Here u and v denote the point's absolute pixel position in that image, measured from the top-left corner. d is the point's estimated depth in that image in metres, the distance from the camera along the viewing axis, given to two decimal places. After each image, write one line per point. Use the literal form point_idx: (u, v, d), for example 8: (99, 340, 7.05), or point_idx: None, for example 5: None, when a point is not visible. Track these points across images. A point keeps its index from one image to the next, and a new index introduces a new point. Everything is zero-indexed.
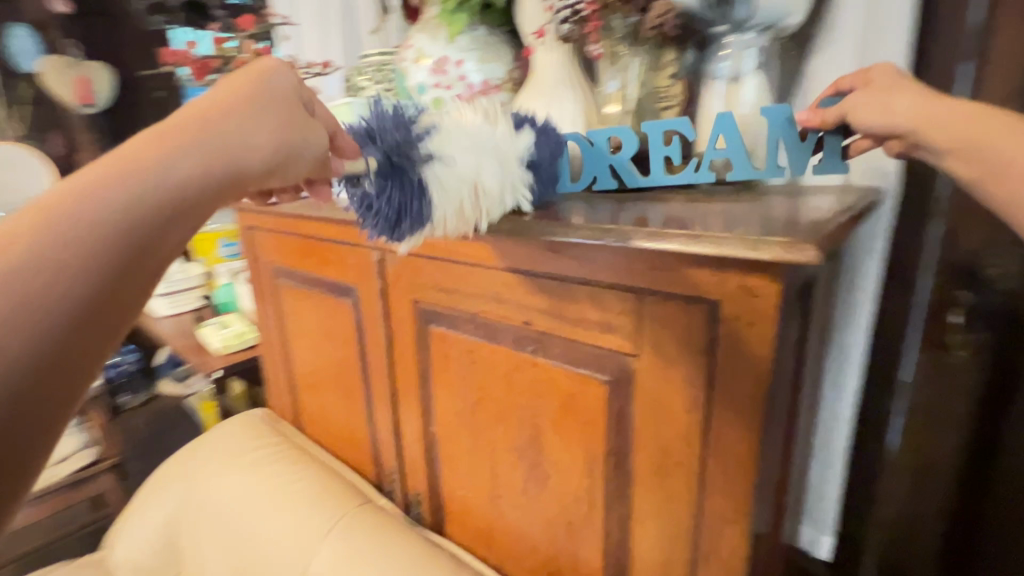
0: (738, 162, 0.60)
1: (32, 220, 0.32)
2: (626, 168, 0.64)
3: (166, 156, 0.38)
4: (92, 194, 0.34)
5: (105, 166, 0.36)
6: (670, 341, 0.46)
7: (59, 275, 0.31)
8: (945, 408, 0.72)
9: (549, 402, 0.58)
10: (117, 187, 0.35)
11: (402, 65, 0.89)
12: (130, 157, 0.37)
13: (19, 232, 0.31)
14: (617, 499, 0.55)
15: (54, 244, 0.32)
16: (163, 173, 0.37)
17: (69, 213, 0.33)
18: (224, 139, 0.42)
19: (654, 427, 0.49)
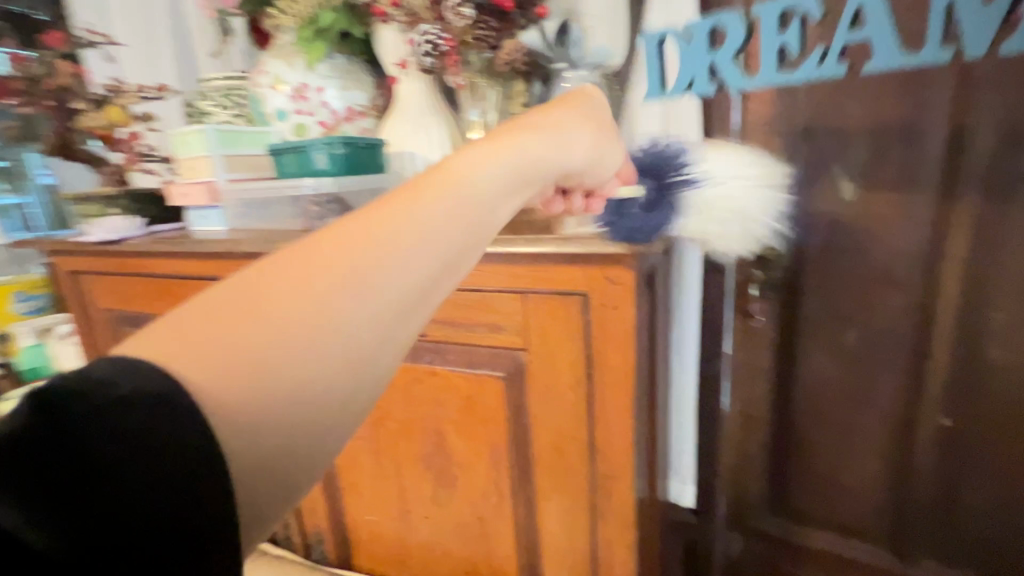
0: (876, 43, 0.54)
1: (281, 308, 0.29)
2: (728, 65, 0.62)
3: (475, 190, 0.37)
4: (400, 256, 0.32)
5: (383, 224, 0.33)
6: (552, 331, 0.53)
7: (337, 362, 0.29)
8: (756, 363, 0.92)
9: (450, 407, 0.62)
10: (443, 239, 0.34)
11: (257, 91, 0.87)
12: (368, 225, 0.33)
13: (262, 316, 0.28)
14: (523, 484, 0.61)
15: (324, 327, 0.29)
16: (460, 213, 0.35)
17: (354, 295, 0.30)
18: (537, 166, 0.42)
19: (547, 410, 0.56)
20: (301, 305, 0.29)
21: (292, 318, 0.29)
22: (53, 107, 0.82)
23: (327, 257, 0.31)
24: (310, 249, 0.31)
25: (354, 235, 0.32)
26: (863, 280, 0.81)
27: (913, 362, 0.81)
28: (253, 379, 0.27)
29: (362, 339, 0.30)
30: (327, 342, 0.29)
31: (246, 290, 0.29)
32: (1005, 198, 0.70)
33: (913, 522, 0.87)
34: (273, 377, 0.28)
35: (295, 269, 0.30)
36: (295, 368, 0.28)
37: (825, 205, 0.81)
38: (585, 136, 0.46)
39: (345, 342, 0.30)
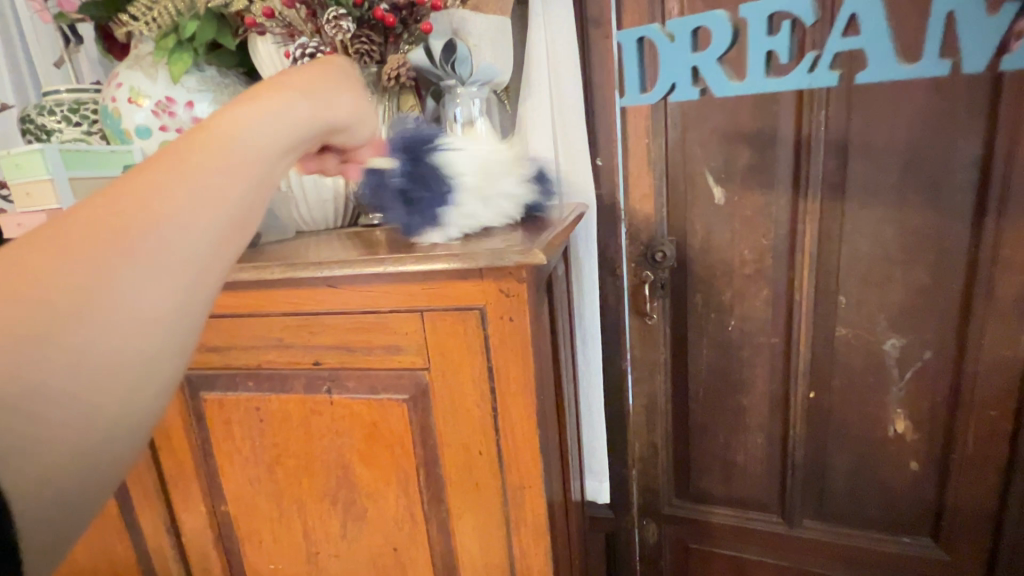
0: (961, 18, 0.46)
1: (55, 272, 0.27)
2: (712, 70, 0.56)
3: (243, 144, 0.37)
4: (178, 204, 0.32)
5: (157, 181, 0.32)
6: (452, 348, 0.53)
7: (146, 317, 0.29)
8: (654, 358, 0.98)
9: (353, 436, 0.59)
10: (224, 182, 0.34)
11: (111, 106, 0.78)
12: (147, 178, 0.32)
13: (45, 272, 0.27)
14: (435, 506, 0.59)
15: (106, 290, 0.28)
16: (234, 161, 0.35)
17: (148, 240, 0.30)
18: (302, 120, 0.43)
19: (453, 428, 0.55)
20: (82, 271, 0.28)
21: (69, 279, 0.27)
22: None
23: (102, 219, 0.29)
24: (66, 221, 0.29)
25: (122, 199, 0.30)
26: (737, 274, 0.90)
27: (783, 344, 0.91)
28: (51, 353, 0.26)
29: (172, 287, 0.30)
30: (123, 295, 0.29)
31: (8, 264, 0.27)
32: (839, 197, 0.82)
33: (794, 486, 0.97)
34: (65, 339, 0.27)
35: (58, 238, 0.28)
36: (94, 330, 0.28)
37: (701, 208, 0.89)
38: (339, 95, 0.48)
39: (152, 290, 0.30)
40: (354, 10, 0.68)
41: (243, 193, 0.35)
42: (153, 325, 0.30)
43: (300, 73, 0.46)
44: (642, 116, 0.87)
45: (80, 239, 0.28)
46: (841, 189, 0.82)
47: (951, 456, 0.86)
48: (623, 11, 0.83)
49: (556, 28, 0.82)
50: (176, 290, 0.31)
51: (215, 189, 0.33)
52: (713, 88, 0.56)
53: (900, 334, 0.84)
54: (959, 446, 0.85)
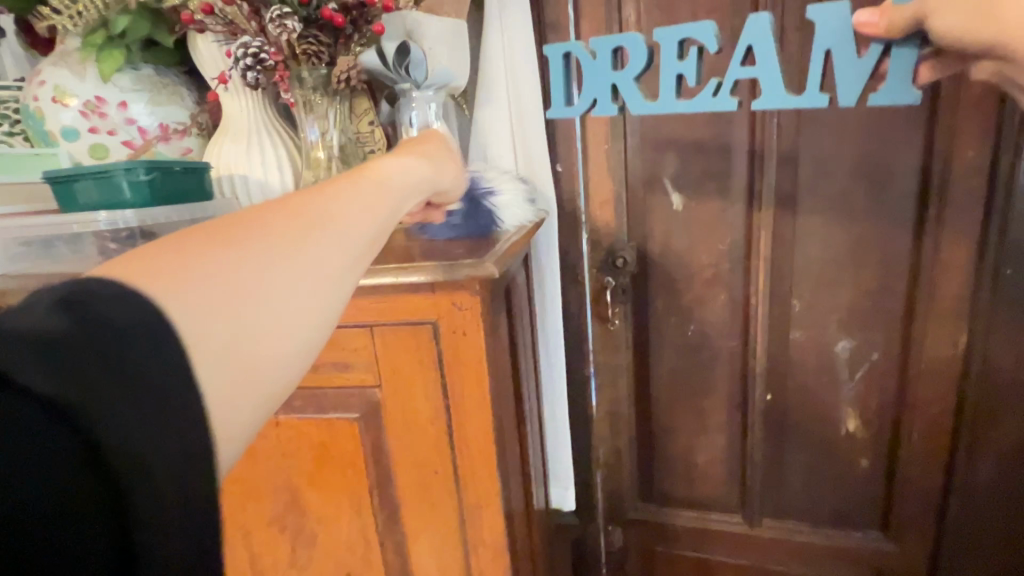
0: (837, 52, 0.54)
1: (203, 288, 0.28)
2: (630, 89, 0.65)
3: (370, 200, 0.40)
4: (320, 243, 0.33)
5: (298, 215, 0.34)
6: (404, 364, 0.51)
7: (277, 349, 0.30)
8: (617, 364, 0.98)
9: (301, 458, 0.56)
10: (353, 222, 0.37)
11: (33, 105, 0.72)
12: (284, 215, 0.34)
13: (212, 252, 0.29)
14: (390, 528, 0.57)
15: (254, 302, 0.29)
16: (362, 208, 0.38)
17: (317, 241, 0.34)
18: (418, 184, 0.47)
19: (407, 446, 0.53)
20: (232, 287, 0.29)
21: (224, 295, 0.28)
22: None
23: (249, 244, 0.31)
24: (221, 239, 0.30)
25: (272, 229, 0.32)
26: (696, 279, 0.91)
27: (741, 347, 0.93)
28: (201, 356, 0.27)
29: (300, 310, 0.31)
30: (268, 309, 0.30)
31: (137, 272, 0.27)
32: (791, 203, 0.84)
33: (754, 487, 0.99)
34: (214, 346, 0.27)
35: (208, 250, 0.29)
36: (243, 344, 0.28)
37: (660, 214, 0.89)
38: (437, 160, 0.52)
39: (285, 321, 0.30)
40: (300, 10, 0.64)
41: (366, 244, 0.37)
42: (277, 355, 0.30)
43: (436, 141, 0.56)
44: (601, 122, 0.87)
45: (228, 257, 0.30)
46: (793, 195, 0.84)
47: (900, 452, 0.89)
48: (581, 16, 0.83)
49: (512, 31, 0.80)
50: (305, 320, 0.31)
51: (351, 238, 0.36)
52: (630, 106, 0.65)
53: (850, 335, 0.87)
54: (906, 442, 0.89)
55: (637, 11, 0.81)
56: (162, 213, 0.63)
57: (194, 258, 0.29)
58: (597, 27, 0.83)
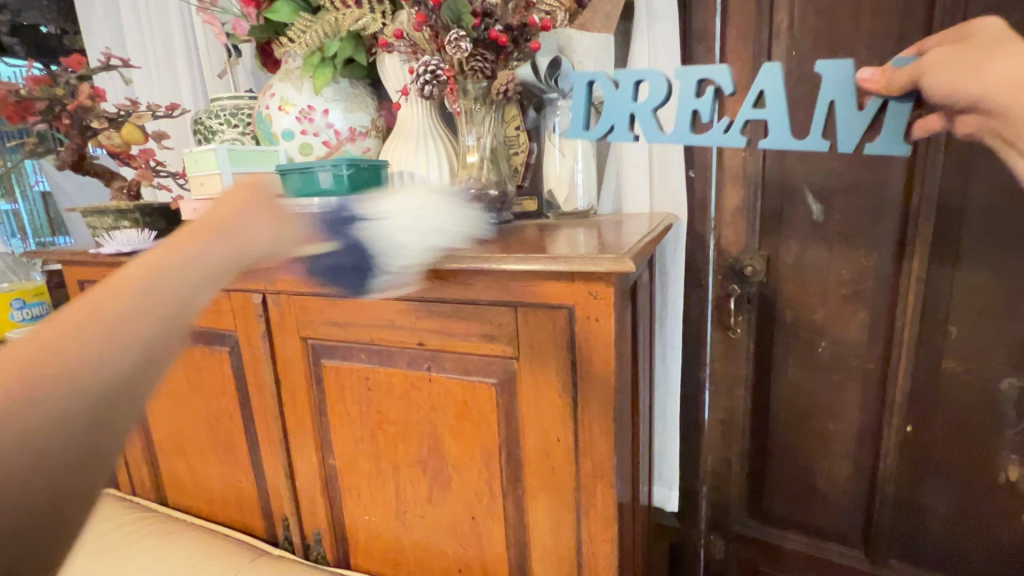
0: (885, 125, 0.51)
1: (6, 399, 0.24)
2: (648, 120, 0.63)
3: (212, 246, 0.34)
4: (124, 309, 0.28)
5: (110, 284, 0.29)
6: (541, 341, 0.58)
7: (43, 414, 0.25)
8: (735, 373, 0.97)
9: (445, 411, 0.66)
10: (177, 290, 0.31)
11: (264, 112, 0.92)
12: (100, 300, 0.28)
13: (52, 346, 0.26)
14: (513, 484, 0.65)
15: (35, 408, 0.24)
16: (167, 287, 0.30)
17: (126, 293, 0.29)
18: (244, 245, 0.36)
19: (535, 413, 0.61)
20: (17, 403, 0.24)
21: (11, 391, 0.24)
22: (71, 125, 0.88)
23: (80, 322, 0.27)
24: (42, 323, 0.27)
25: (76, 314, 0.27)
26: (832, 293, 0.87)
27: (879, 372, 0.87)
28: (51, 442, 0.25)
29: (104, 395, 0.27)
30: (28, 427, 0.24)
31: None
32: (956, 219, 0.77)
33: (881, 523, 0.92)
34: (15, 458, 0.23)
35: (28, 351, 0.25)
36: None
37: (797, 224, 0.87)
38: (252, 210, 0.38)
39: (89, 398, 0.26)
40: (472, 32, 0.74)
41: (164, 309, 0.30)
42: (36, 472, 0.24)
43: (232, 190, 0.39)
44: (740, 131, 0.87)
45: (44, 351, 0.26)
46: (958, 213, 0.76)
47: None
48: (728, 25, 0.84)
49: (659, 42, 0.84)
50: (89, 405, 0.26)
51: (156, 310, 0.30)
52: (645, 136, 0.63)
53: (1021, 373, 0.77)
54: None
55: (790, 19, 0.80)
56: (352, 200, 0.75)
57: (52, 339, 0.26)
58: (745, 36, 0.83)
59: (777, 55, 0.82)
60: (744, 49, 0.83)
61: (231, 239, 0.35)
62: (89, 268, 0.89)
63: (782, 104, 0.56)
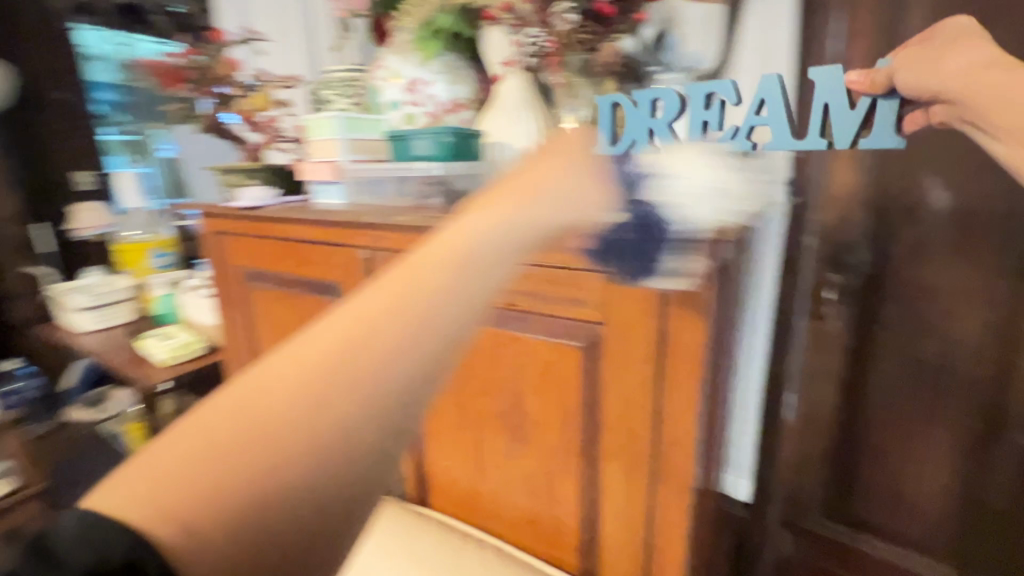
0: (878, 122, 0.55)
1: (248, 456, 0.30)
2: (665, 132, 0.66)
3: (467, 252, 0.41)
4: (390, 343, 0.36)
5: (356, 324, 0.36)
6: (630, 309, 0.60)
7: (315, 464, 0.32)
8: (824, 367, 0.93)
9: (529, 370, 0.70)
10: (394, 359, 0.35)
11: (375, 83, 0.98)
12: (328, 334, 0.35)
13: (276, 384, 0.33)
14: (589, 446, 0.68)
15: (289, 473, 0.31)
16: (404, 340, 0.36)
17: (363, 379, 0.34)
18: (524, 226, 0.44)
19: (619, 381, 0.63)
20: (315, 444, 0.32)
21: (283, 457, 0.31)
22: (214, 92, 0.99)
23: (330, 356, 0.34)
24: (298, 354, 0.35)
25: (336, 354, 0.34)
26: (949, 291, 0.80)
27: (997, 379, 0.79)
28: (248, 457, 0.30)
29: (319, 470, 0.32)
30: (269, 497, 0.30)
31: (236, 396, 0.33)
32: None
33: (981, 541, 0.85)
34: (320, 475, 0.32)
35: (309, 368, 0.34)
36: (280, 493, 0.31)
37: (915, 213, 0.80)
38: (561, 176, 0.48)
39: (323, 457, 0.32)
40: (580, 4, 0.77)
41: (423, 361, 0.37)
42: (285, 491, 0.31)
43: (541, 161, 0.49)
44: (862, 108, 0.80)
45: (290, 429, 0.32)
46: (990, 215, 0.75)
47: None
48: None
49: (773, 14, 0.82)
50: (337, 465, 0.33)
51: (409, 383, 0.36)
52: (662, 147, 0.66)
53: None
54: None
55: None
56: (454, 167, 0.80)
57: (286, 426, 0.32)
58: None
59: (912, 26, 0.74)
60: (871, 21, 0.77)
61: (474, 267, 0.40)
62: (221, 221, 1.00)
63: (781, 111, 0.60)
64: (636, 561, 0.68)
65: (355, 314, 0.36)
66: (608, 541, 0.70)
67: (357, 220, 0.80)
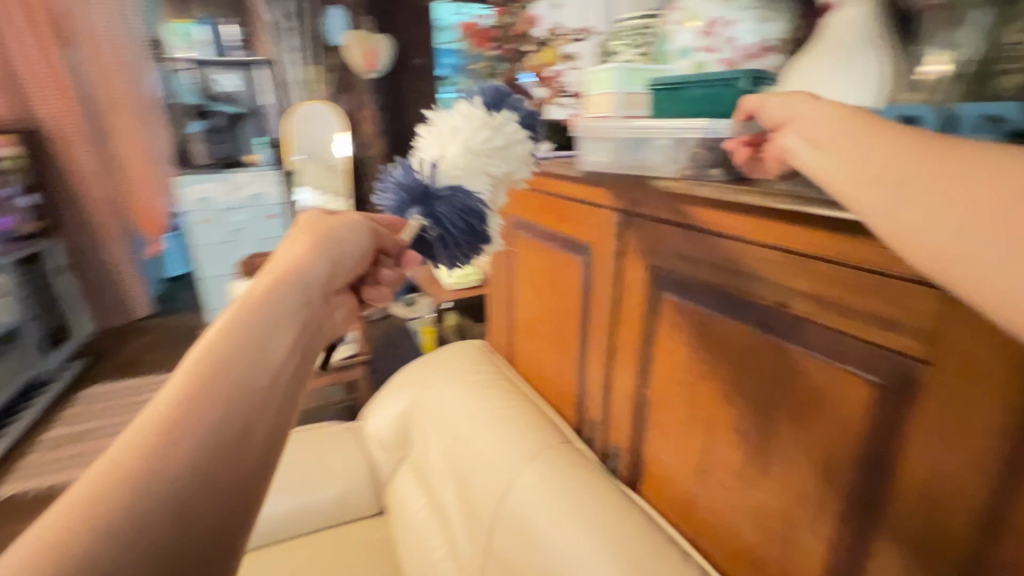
0: None
1: (204, 392, 0.38)
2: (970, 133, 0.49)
3: (268, 309, 0.47)
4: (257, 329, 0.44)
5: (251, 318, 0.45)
6: (980, 351, 0.39)
7: (219, 411, 0.38)
8: None
9: (790, 391, 0.55)
10: (251, 334, 0.43)
11: (666, 29, 0.87)
12: (238, 318, 0.44)
13: (225, 347, 0.41)
14: (859, 511, 0.51)
15: (202, 411, 0.37)
16: (241, 358, 0.41)
17: (245, 353, 0.42)
18: (316, 278, 0.53)
19: (930, 444, 0.44)
20: (255, 405, 0.40)
21: (146, 456, 0.34)
22: (512, 51, 1.07)
23: (236, 343, 0.42)
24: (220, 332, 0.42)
25: (232, 346, 0.42)
26: None
27: None
28: (209, 405, 0.38)
29: (214, 432, 0.37)
30: (182, 445, 0.35)
31: (210, 355, 0.40)
32: None
33: None
34: (199, 459, 0.35)
35: (229, 348, 0.41)
36: (186, 431, 0.36)
37: None
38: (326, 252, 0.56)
39: (220, 403, 0.38)
40: None
41: (261, 358, 0.43)
42: (169, 492, 0.34)
43: (305, 242, 0.56)
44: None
45: (139, 450, 0.34)
46: None
47: None
48: None
49: None
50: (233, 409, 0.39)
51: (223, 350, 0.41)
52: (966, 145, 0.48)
53: None
54: None
55: None
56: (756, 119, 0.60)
57: (150, 431, 0.35)
58: None
59: None
60: None
61: (308, 275, 0.53)
62: None
63: None
64: None
65: (245, 302, 0.46)
66: None
67: (617, 182, 0.76)
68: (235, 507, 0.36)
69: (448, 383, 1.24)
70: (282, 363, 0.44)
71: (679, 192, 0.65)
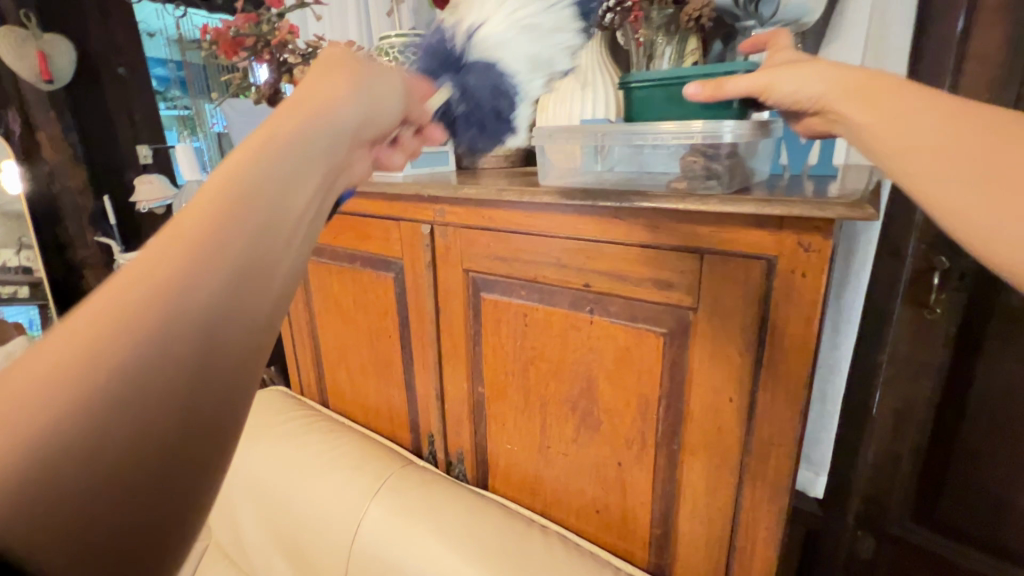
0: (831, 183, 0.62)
1: (160, 284, 0.27)
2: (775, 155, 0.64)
3: (273, 164, 0.33)
4: (251, 197, 0.31)
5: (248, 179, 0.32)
6: (725, 293, 0.54)
7: (175, 319, 0.26)
8: (922, 359, 0.84)
9: (604, 355, 0.65)
10: (238, 206, 0.31)
11: None
12: (227, 179, 0.31)
13: (198, 220, 0.29)
14: (669, 438, 0.63)
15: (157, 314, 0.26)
16: (231, 239, 0.30)
17: (226, 231, 0.29)
18: (345, 127, 0.39)
19: (706, 371, 0.58)
20: (238, 309, 0.29)
21: (51, 435, 0.23)
22: (271, 60, 0.96)
23: (219, 213, 0.30)
24: (200, 199, 0.30)
25: (202, 216, 0.30)
26: None
27: None
28: (169, 308, 0.27)
29: (175, 348, 0.26)
30: (120, 375, 0.25)
31: (179, 230, 0.29)
32: None
33: None
34: (153, 392, 0.25)
35: (206, 218, 0.30)
36: (134, 351, 0.25)
37: None
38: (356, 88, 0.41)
39: (180, 307, 0.27)
40: None
41: (254, 240, 0.30)
42: (107, 444, 0.24)
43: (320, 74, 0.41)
44: (995, 55, 0.72)
45: (56, 381, 0.24)
46: None
47: None
48: None
49: None
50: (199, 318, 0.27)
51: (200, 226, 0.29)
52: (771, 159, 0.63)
53: None
54: None
55: None
56: (746, 128, 0.53)
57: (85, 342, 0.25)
58: None
59: None
60: None
61: (332, 120, 0.38)
62: None
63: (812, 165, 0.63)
64: (713, 561, 0.64)
65: (246, 153, 0.33)
66: (686, 538, 0.66)
67: (420, 194, 0.77)
68: (193, 460, 0.26)
69: (251, 441, 1.06)
70: (289, 241, 0.32)
71: (483, 198, 0.69)
